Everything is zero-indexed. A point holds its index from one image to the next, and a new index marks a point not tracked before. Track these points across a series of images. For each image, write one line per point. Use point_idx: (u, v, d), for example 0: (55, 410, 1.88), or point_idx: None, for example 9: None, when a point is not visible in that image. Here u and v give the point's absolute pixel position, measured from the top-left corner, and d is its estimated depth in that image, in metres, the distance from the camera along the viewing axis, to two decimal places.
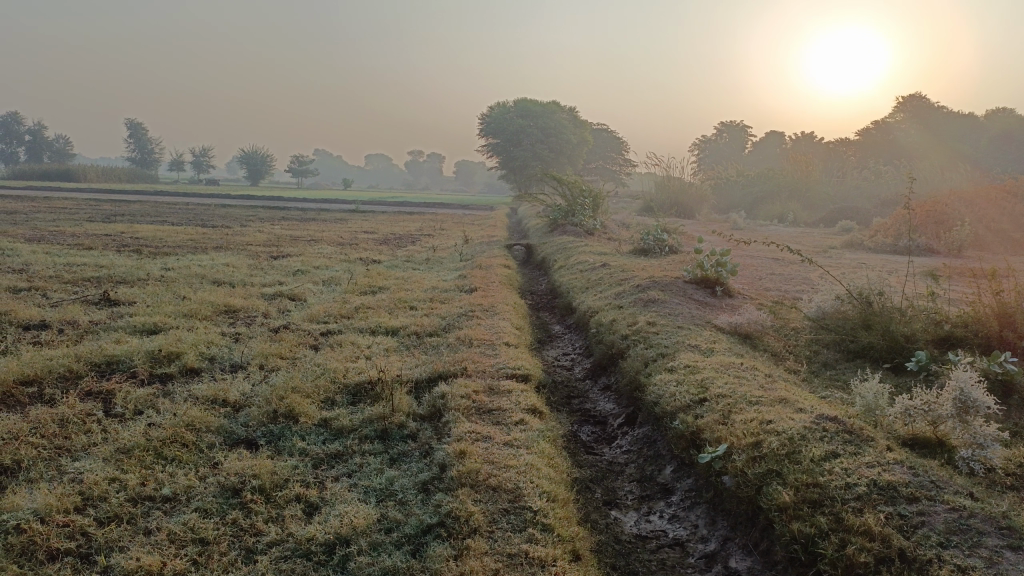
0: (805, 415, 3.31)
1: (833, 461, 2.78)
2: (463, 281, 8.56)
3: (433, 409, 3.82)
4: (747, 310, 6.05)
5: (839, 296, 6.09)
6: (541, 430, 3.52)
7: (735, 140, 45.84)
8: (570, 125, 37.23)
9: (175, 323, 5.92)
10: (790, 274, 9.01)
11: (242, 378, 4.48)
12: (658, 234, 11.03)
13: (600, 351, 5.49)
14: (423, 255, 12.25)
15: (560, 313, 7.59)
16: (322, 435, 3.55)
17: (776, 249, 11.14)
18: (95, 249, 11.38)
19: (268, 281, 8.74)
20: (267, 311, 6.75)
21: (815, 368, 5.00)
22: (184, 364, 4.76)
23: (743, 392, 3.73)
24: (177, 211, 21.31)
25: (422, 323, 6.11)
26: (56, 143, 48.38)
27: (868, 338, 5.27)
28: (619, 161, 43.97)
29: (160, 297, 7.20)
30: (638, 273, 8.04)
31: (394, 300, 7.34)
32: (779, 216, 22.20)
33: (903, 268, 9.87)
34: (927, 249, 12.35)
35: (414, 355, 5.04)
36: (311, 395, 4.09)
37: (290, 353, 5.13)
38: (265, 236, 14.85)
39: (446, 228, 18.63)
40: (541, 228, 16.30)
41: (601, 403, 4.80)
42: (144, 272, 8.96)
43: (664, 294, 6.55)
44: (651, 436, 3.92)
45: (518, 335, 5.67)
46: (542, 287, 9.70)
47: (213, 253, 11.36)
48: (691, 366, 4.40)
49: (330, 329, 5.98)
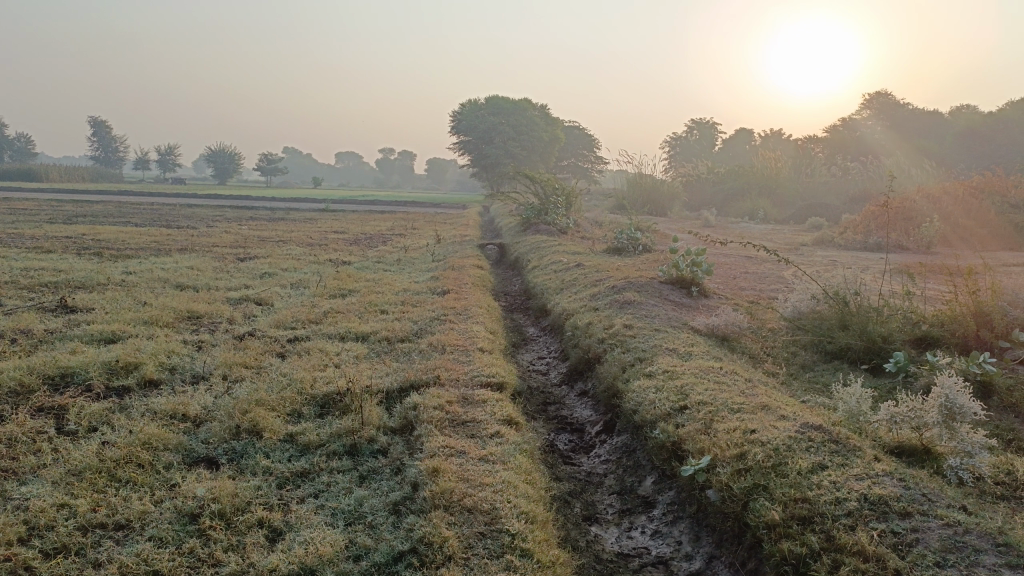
0: (789, 424, 3.22)
1: (821, 474, 2.68)
2: (435, 283, 8.40)
3: (405, 422, 3.66)
4: (723, 311, 5.97)
5: (815, 296, 6.04)
6: (518, 443, 3.38)
7: (705, 137, 46.18)
8: (541, 122, 37.14)
9: (134, 332, 5.68)
10: (764, 273, 9.00)
11: (203, 390, 4.28)
12: (632, 232, 10.96)
13: (576, 355, 5.37)
14: (394, 255, 12.06)
15: (534, 315, 7.47)
16: (287, 451, 3.38)
17: (749, 247, 11.14)
18: (54, 252, 11.01)
19: (234, 284, 8.50)
20: (232, 317, 6.53)
21: (794, 371, 4.92)
22: (143, 376, 4.55)
23: (724, 400, 3.62)
24: (142, 211, 20.85)
25: (393, 327, 5.94)
26: (17, 143, 47.24)
27: (846, 339, 5.21)
28: (590, 158, 43.97)
29: (120, 303, 6.94)
30: (613, 273, 7.94)
31: (365, 303, 7.16)
32: (750, 214, 22.33)
33: (874, 265, 9.91)
34: (896, 246, 12.47)
35: (385, 362, 4.87)
36: (277, 407, 3.91)
37: (255, 362, 4.93)
38: (232, 237, 14.54)
39: (418, 227, 18.43)
40: (513, 227, 16.18)
41: (578, 409, 4.69)
42: (105, 276, 8.66)
43: (640, 295, 6.45)
44: (630, 445, 3.81)
45: (492, 339, 5.53)
46: (515, 287, 9.58)
47: (177, 255, 11.07)
48: (670, 371, 4.29)
49: (298, 336, 5.78)
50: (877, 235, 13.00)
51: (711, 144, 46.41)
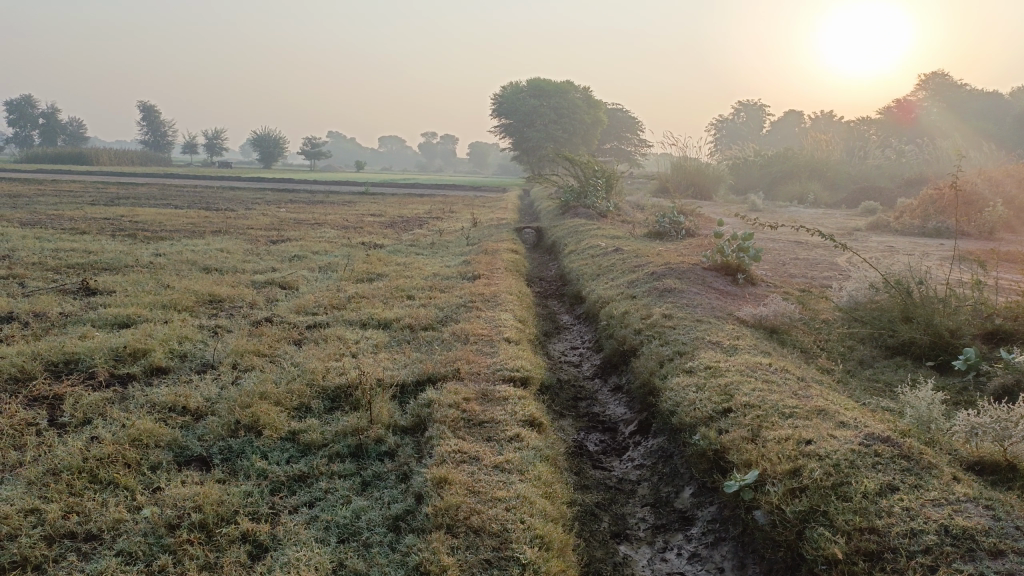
0: (849, 433, 2.80)
1: (891, 499, 2.27)
2: (467, 268, 8.05)
3: (417, 420, 3.34)
4: (772, 300, 5.51)
5: (874, 285, 5.56)
6: (539, 447, 3.02)
7: (754, 119, 45.03)
8: (584, 104, 36.48)
9: (149, 315, 5.47)
10: (816, 259, 8.48)
11: (209, 381, 4.02)
12: (675, 216, 10.50)
13: (611, 347, 4.99)
14: (428, 238, 11.80)
15: (569, 302, 7.10)
16: (287, 451, 3.08)
17: (799, 232, 10.59)
18: (89, 233, 10.96)
19: (262, 267, 8.28)
20: (253, 302, 6.29)
21: (851, 368, 4.48)
22: (150, 364, 4.32)
23: (774, 403, 3.22)
24: (183, 194, 20.96)
25: (417, 314, 5.62)
26: (70, 127, 48.24)
27: (909, 333, 4.73)
28: (633, 142, 43.16)
29: (142, 286, 6.76)
30: (654, 259, 7.50)
31: (391, 288, 6.86)
32: (800, 197, 21.50)
33: (935, 251, 9.33)
34: (957, 231, 11.78)
35: (405, 352, 4.55)
36: (282, 401, 3.62)
37: (268, 350, 4.66)
38: (268, 219, 14.43)
39: (456, 211, 18.16)
40: (552, 210, 15.79)
41: (611, 406, 4.32)
42: (134, 258, 8.53)
43: (681, 282, 6.02)
44: (666, 449, 3.43)
45: (521, 329, 5.17)
46: (551, 272, 9.21)
47: (210, 237, 10.93)
48: (713, 367, 3.88)
49: (318, 322, 5.50)
50: (937, 219, 12.31)
51: (758, 127, 45.16)
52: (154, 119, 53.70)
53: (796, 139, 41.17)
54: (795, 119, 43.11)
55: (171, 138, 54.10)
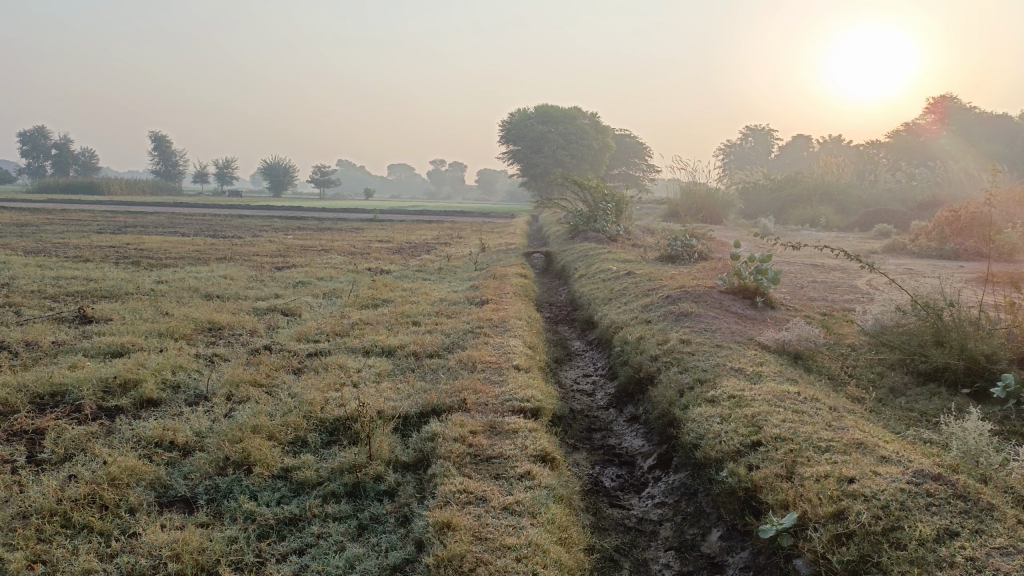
0: (895, 470, 2.54)
1: (951, 546, 2.01)
2: (474, 293, 7.84)
3: (420, 456, 3.10)
4: (795, 323, 5.24)
5: (900, 308, 5.31)
6: (553, 486, 2.77)
7: (762, 144, 44.99)
8: (592, 130, 36.49)
9: (144, 344, 5.26)
10: (833, 281, 8.23)
11: (200, 413, 3.79)
12: (686, 239, 10.27)
13: (626, 374, 4.74)
14: (436, 264, 11.61)
15: (581, 327, 6.85)
16: (278, 490, 2.84)
17: (814, 255, 10.34)
18: (93, 261, 10.82)
19: (265, 293, 8.09)
20: (253, 329, 6.09)
21: (882, 396, 4.22)
22: (141, 395, 4.10)
23: (808, 436, 2.95)
24: (191, 221, 20.90)
25: (423, 341, 5.39)
26: (82, 158, 48.63)
27: (942, 358, 4.46)
28: (641, 167, 43.15)
29: (141, 313, 6.56)
30: (667, 282, 7.26)
31: (396, 314, 6.63)
32: (810, 221, 21.23)
33: (955, 273, 9.07)
34: (975, 254, 11.52)
35: (408, 381, 4.31)
36: (276, 435, 3.38)
37: (266, 379, 4.44)
38: (274, 246, 14.29)
39: (463, 236, 18.00)
40: (561, 234, 15.61)
41: (628, 438, 4.07)
42: (135, 285, 8.34)
43: (697, 306, 5.78)
44: (690, 486, 3.18)
45: (531, 355, 4.93)
46: (561, 297, 8.98)
47: (214, 264, 10.76)
48: (737, 396, 3.62)
49: (319, 349, 5.28)
50: (953, 242, 12.04)
51: (767, 151, 45.02)
52: (165, 149, 54.11)
53: (805, 163, 40.98)
54: (803, 143, 42.91)
55: (182, 167, 54.45)
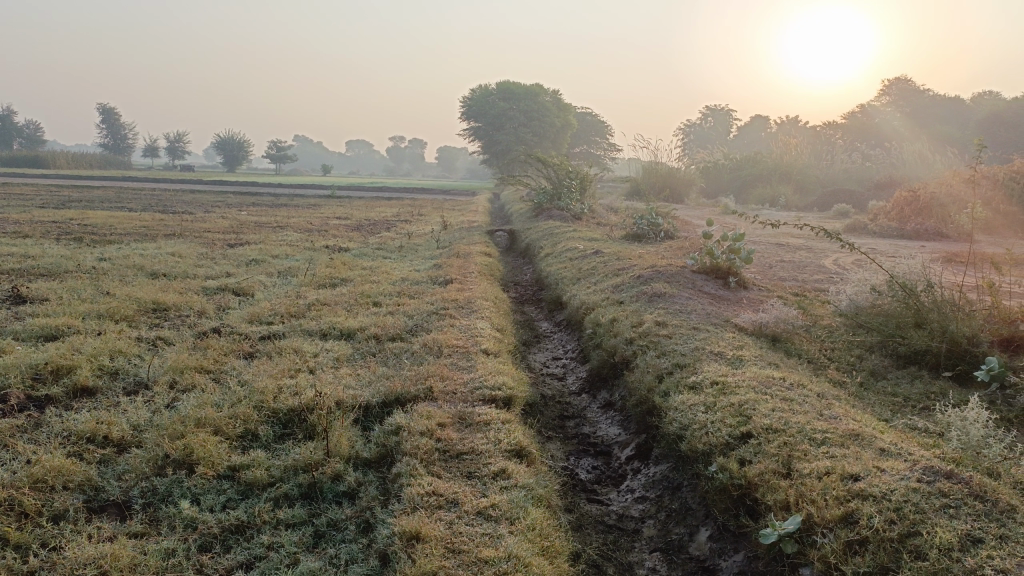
0: (902, 467, 2.35)
1: (977, 555, 1.82)
2: (437, 272, 7.53)
3: (383, 452, 2.82)
4: (772, 306, 5.07)
5: (876, 289, 5.18)
6: (531, 486, 2.52)
7: (721, 124, 45.21)
8: (555, 107, 36.13)
9: (81, 326, 4.87)
10: (802, 261, 8.13)
11: (139, 404, 3.46)
12: (653, 218, 10.10)
13: (599, 358, 4.52)
14: (397, 241, 11.27)
15: (548, 308, 6.61)
16: (224, 493, 2.55)
17: (780, 235, 10.25)
18: (32, 237, 10.23)
19: (216, 272, 7.67)
20: (202, 310, 5.71)
21: (865, 380, 4.07)
22: (74, 384, 3.74)
23: (802, 428, 2.76)
24: (140, 197, 20.10)
25: (384, 323, 5.08)
26: (26, 130, 46.72)
27: (923, 341, 4.32)
28: (603, 145, 43.02)
29: (80, 293, 6.13)
30: (637, 261, 7.05)
31: (355, 294, 6.30)
32: (770, 200, 21.30)
33: (920, 253, 9.05)
34: (935, 234, 11.58)
35: (369, 367, 4.02)
36: (222, 430, 3.07)
37: (214, 365, 4.11)
38: (228, 222, 13.75)
39: (425, 213, 17.64)
40: (524, 212, 15.33)
41: (603, 426, 3.85)
42: (76, 263, 7.84)
43: (670, 287, 5.57)
44: (673, 480, 2.98)
45: (499, 338, 4.67)
46: (527, 276, 8.72)
47: (163, 241, 10.25)
48: (721, 383, 3.41)
49: (272, 332, 4.95)
50: (914, 222, 12.08)
51: (727, 131, 45.21)
52: (113, 122, 52.21)
53: (763, 143, 41.26)
54: (762, 123, 43.21)
55: (132, 141, 52.61)
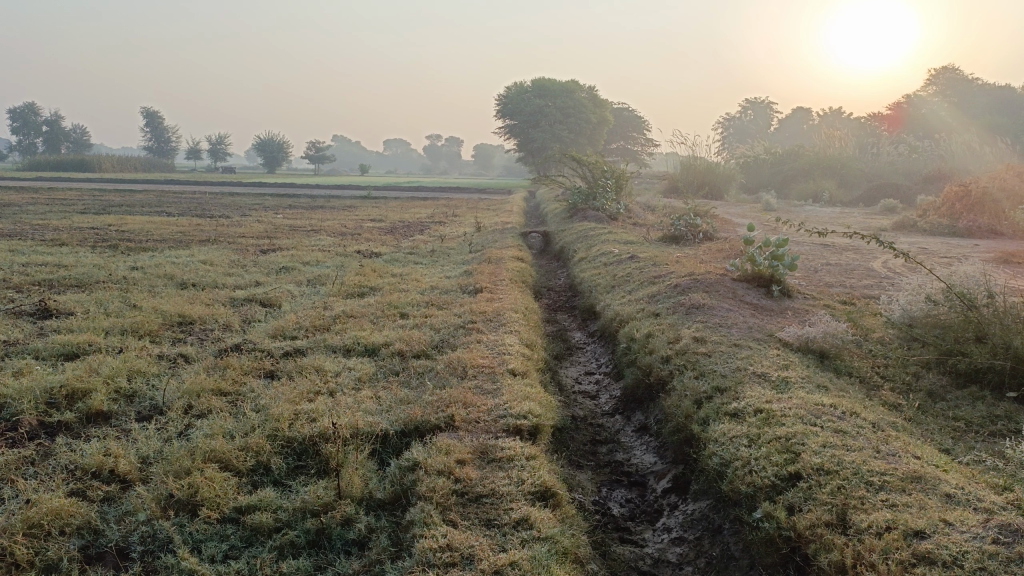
0: (973, 521, 2.08)
1: None
2: (468, 279, 7.35)
3: (398, 492, 2.64)
4: (819, 319, 4.76)
5: (932, 298, 4.84)
6: (555, 537, 2.32)
7: (761, 117, 44.36)
8: (591, 104, 35.74)
9: (103, 344, 4.77)
10: (848, 264, 7.77)
11: (151, 432, 3.32)
12: (691, 218, 9.78)
13: (633, 376, 4.27)
14: (429, 245, 11.13)
15: (581, 317, 6.37)
16: (227, 540, 2.39)
17: (824, 235, 9.86)
18: (69, 245, 10.29)
19: (245, 281, 7.59)
20: (227, 324, 5.60)
21: (922, 402, 3.76)
22: (88, 408, 3.62)
23: (856, 468, 2.49)
24: (179, 200, 20.30)
25: (409, 338, 4.90)
26: (73, 135, 47.80)
27: (986, 357, 3.98)
28: (640, 141, 42.48)
29: (107, 306, 6.07)
30: (674, 268, 6.77)
31: (383, 305, 6.13)
32: (813, 196, 20.70)
33: (973, 253, 8.61)
34: (988, 231, 11.06)
35: (391, 389, 3.84)
36: (232, 463, 2.91)
37: (232, 387, 3.97)
38: (262, 226, 13.76)
39: (459, 214, 17.49)
40: (558, 213, 15.09)
41: (638, 453, 3.61)
42: (108, 273, 7.84)
43: (709, 297, 5.30)
44: (714, 522, 2.74)
45: (528, 356, 4.45)
46: (560, 282, 8.49)
47: (196, 248, 10.24)
48: (765, 411, 3.15)
49: (295, 349, 4.80)
50: (966, 218, 11.58)
51: (767, 124, 44.34)
52: (156, 126, 53.13)
53: (805, 136, 40.36)
54: (803, 116, 42.27)
55: (174, 143, 53.53)
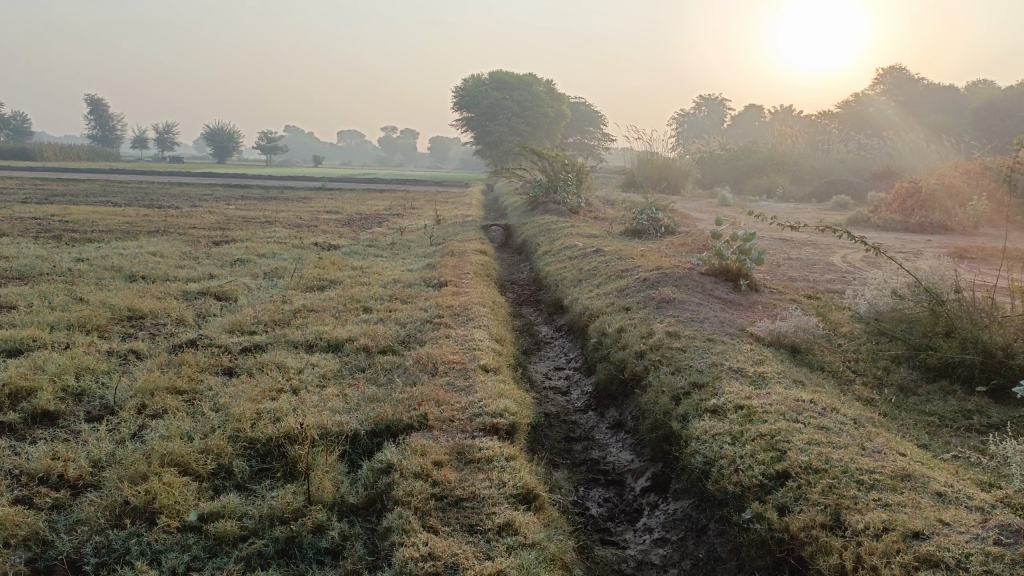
0: (972, 520, 2.04)
1: None
2: (431, 272, 7.19)
3: (372, 497, 2.51)
4: (790, 313, 4.75)
5: (898, 293, 4.85)
6: (542, 543, 2.23)
7: (715, 113, 44.91)
8: (548, 98, 35.71)
9: (48, 339, 4.50)
10: (809, 258, 7.82)
11: (103, 433, 3.12)
12: (653, 212, 9.77)
13: (606, 371, 4.20)
14: (389, 237, 10.94)
15: (548, 311, 6.27)
16: (189, 551, 2.22)
17: (783, 230, 9.92)
18: (9, 236, 9.82)
19: (198, 273, 7.30)
20: (181, 318, 5.36)
21: (894, 397, 3.74)
22: (33, 409, 3.38)
23: (845, 467, 2.44)
24: (126, 190, 19.64)
25: (374, 333, 4.74)
26: (12, 121, 46.02)
27: (956, 352, 3.98)
28: (596, 136, 42.63)
29: (51, 299, 5.76)
30: (640, 262, 6.71)
31: (344, 299, 5.94)
32: (767, 191, 20.93)
33: (928, 248, 8.75)
34: (940, 226, 11.27)
35: (357, 386, 3.69)
36: (192, 468, 2.73)
37: (189, 385, 3.76)
38: (215, 218, 13.35)
39: (417, 206, 17.26)
40: (518, 206, 14.98)
41: (614, 451, 3.53)
42: (51, 264, 7.47)
43: (679, 291, 5.25)
44: (698, 522, 2.67)
45: (499, 351, 4.34)
46: (523, 275, 8.39)
47: (145, 239, 9.86)
48: (746, 407, 3.08)
49: (254, 344, 4.61)
50: (918, 214, 11.79)
51: (721, 121, 44.89)
52: (101, 113, 51.46)
53: (758, 133, 40.93)
54: (756, 113, 42.89)
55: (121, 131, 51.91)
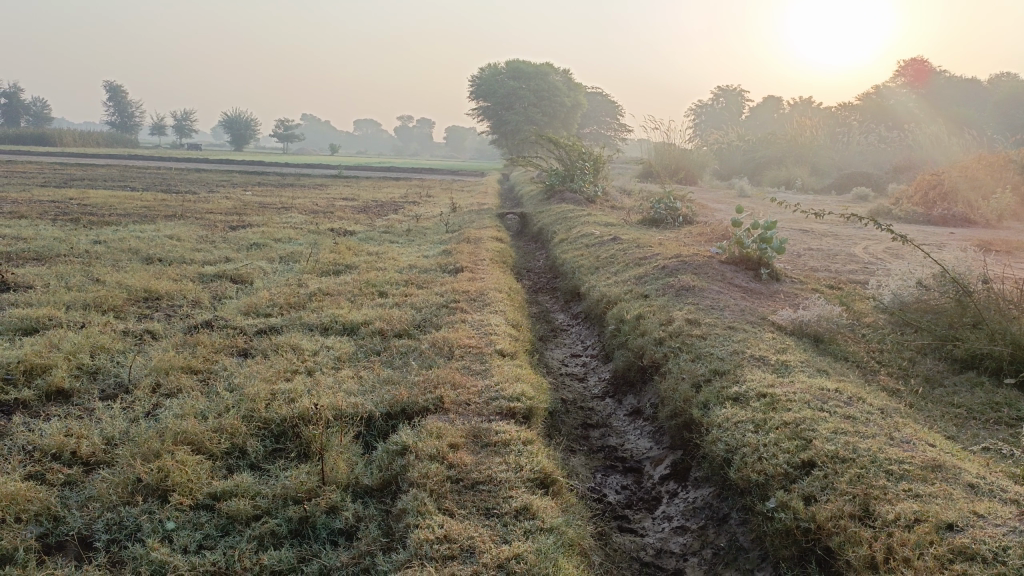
0: (1007, 512, 1.96)
1: None
2: (447, 258, 7.14)
3: (387, 478, 2.46)
4: (812, 303, 4.65)
5: (924, 283, 4.74)
6: (560, 528, 2.19)
7: (734, 105, 44.45)
8: (565, 88, 35.48)
9: (64, 318, 4.49)
10: (830, 249, 7.69)
11: (116, 411, 3.09)
12: (671, 202, 9.64)
13: (624, 358, 4.13)
14: (404, 224, 10.89)
15: (564, 299, 6.20)
16: (201, 529, 2.19)
17: (802, 221, 9.77)
18: (27, 218, 9.86)
19: (214, 257, 7.28)
20: (196, 300, 5.33)
21: (920, 389, 3.65)
22: (48, 386, 3.37)
23: (873, 456, 2.37)
24: (143, 175, 19.72)
25: (390, 316, 4.70)
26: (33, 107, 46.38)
27: (984, 343, 3.87)
28: (613, 126, 42.34)
29: (68, 280, 5.76)
30: (659, 250, 6.61)
31: (360, 284, 5.90)
32: (786, 182, 20.66)
33: (951, 241, 8.58)
34: (962, 219, 11.07)
35: (372, 368, 3.65)
36: (205, 446, 2.69)
37: (203, 365, 3.73)
38: (231, 203, 13.35)
39: (433, 195, 17.22)
40: (534, 195, 14.88)
41: (632, 438, 3.47)
42: (69, 246, 7.48)
43: (699, 279, 5.16)
44: (719, 511, 2.61)
45: (515, 337, 4.29)
46: (539, 263, 8.31)
47: (162, 223, 9.87)
48: (769, 395, 3.01)
49: (269, 326, 4.57)
50: (940, 207, 11.57)
51: (739, 112, 44.44)
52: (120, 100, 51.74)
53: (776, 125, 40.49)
54: (775, 104, 42.41)
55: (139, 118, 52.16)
